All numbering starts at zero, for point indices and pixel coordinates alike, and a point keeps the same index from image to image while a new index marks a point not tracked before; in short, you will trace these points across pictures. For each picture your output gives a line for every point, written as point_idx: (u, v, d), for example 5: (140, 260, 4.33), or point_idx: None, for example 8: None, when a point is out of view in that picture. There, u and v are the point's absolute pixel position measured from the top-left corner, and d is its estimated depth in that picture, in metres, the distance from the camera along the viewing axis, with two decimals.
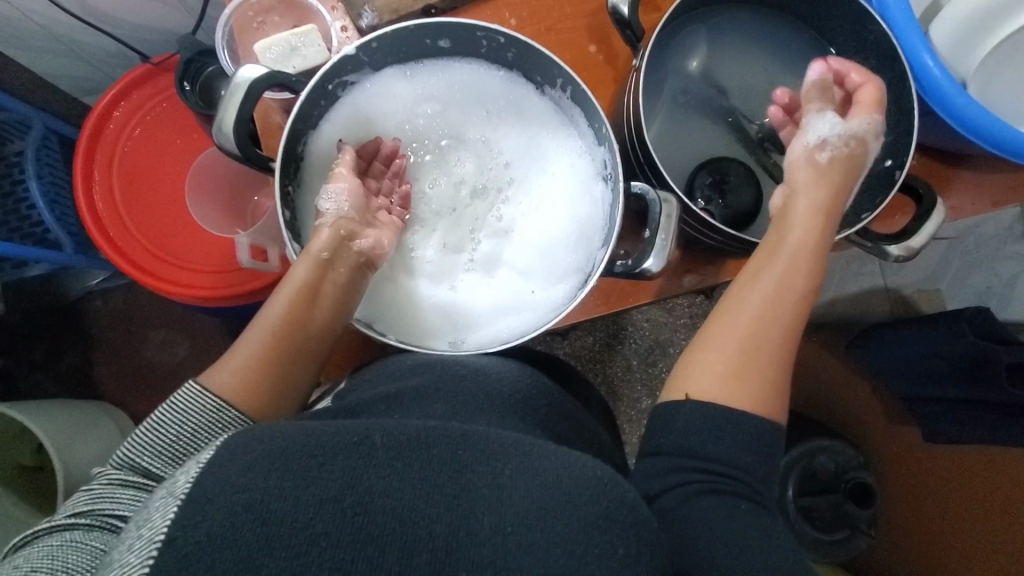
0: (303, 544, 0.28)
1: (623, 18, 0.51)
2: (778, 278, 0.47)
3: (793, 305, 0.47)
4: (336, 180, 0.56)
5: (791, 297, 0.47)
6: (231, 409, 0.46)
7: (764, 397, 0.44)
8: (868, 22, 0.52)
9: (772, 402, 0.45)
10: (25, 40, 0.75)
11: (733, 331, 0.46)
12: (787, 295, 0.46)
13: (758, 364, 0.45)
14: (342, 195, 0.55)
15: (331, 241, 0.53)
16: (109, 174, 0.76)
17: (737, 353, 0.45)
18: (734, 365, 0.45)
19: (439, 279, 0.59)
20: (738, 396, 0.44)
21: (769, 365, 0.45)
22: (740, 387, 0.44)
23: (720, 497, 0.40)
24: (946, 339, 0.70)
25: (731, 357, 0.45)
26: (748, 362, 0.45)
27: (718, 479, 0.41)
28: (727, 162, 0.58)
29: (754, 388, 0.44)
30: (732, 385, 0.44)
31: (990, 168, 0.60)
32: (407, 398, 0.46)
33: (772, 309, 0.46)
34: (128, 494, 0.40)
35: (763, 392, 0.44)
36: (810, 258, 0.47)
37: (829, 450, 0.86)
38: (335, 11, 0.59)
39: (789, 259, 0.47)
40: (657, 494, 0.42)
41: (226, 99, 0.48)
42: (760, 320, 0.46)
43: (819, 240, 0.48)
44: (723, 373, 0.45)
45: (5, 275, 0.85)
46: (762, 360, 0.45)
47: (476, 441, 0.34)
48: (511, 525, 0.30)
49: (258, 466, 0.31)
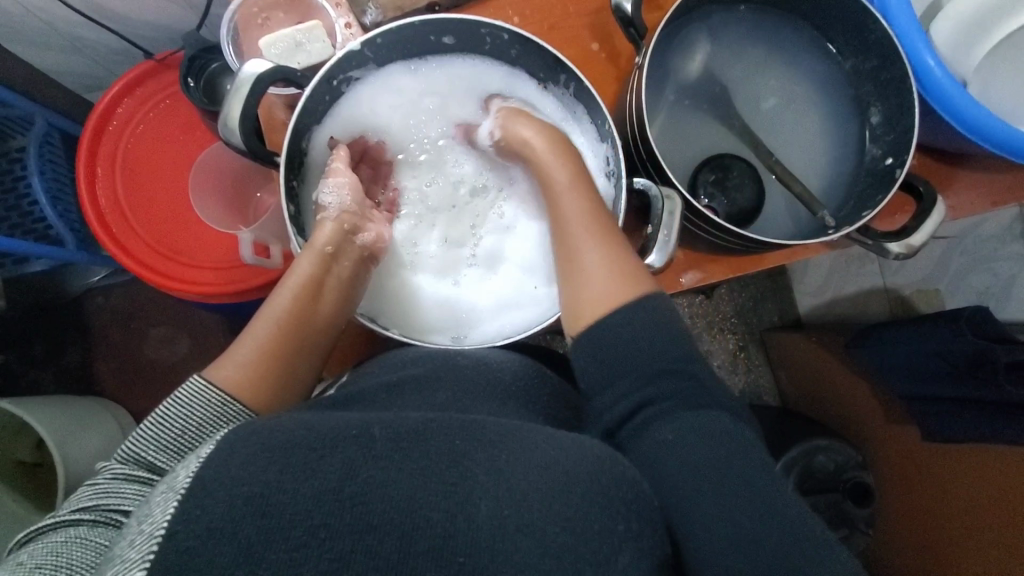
0: (302, 536, 0.29)
1: (626, 16, 0.51)
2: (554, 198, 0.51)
3: (584, 197, 0.50)
4: (335, 173, 0.55)
5: (578, 191, 0.50)
6: (235, 403, 0.46)
7: (622, 278, 0.46)
8: (870, 22, 0.52)
9: (629, 274, 0.46)
10: (28, 36, 0.75)
11: (565, 259, 0.49)
12: (571, 192, 0.50)
13: (598, 266, 0.47)
14: (344, 190, 0.55)
15: (335, 235, 0.53)
16: (112, 171, 0.77)
17: (574, 273, 0.48)
18: (592, 285, 0.46)
19: (444, 274, 0.60)
20: (598, 302, 0.46)
21: (615, 253, 0.47)
22: (599, 292, 0.46)
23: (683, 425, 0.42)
24: (947, 336, 0.71)
25: (585, 285, 0.47)
26: (586, 270, 0.47)
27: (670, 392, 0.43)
28: (729, 159, 0.59)
29: (607, 281, 0.46)
30: (590, 295, 0.46)
31: (990, 167, 0.60)
32: (409, 387, 0.47)
33: (570, 214, 0.49)
34: (132, 489, 0.40)
35: (620, 273, 0.46)
36: (552, 157, 0.52)
37: (827, 450, 0.87)
38: (338, 7, 0.60)
39: (544, 169, 0.52)
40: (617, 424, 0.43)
41: (232, 94, 0.48)
42: (577, 228, 0.48)
43: (555, 142, 0.53)
44: (590, 297, 0.46)
45: (6, 272, 0.85)
46: (597, 256, 0.47)
47: (474, 429, 0.34)
48: (508, 508, 0.31)
49: (255, 460, 0.31)
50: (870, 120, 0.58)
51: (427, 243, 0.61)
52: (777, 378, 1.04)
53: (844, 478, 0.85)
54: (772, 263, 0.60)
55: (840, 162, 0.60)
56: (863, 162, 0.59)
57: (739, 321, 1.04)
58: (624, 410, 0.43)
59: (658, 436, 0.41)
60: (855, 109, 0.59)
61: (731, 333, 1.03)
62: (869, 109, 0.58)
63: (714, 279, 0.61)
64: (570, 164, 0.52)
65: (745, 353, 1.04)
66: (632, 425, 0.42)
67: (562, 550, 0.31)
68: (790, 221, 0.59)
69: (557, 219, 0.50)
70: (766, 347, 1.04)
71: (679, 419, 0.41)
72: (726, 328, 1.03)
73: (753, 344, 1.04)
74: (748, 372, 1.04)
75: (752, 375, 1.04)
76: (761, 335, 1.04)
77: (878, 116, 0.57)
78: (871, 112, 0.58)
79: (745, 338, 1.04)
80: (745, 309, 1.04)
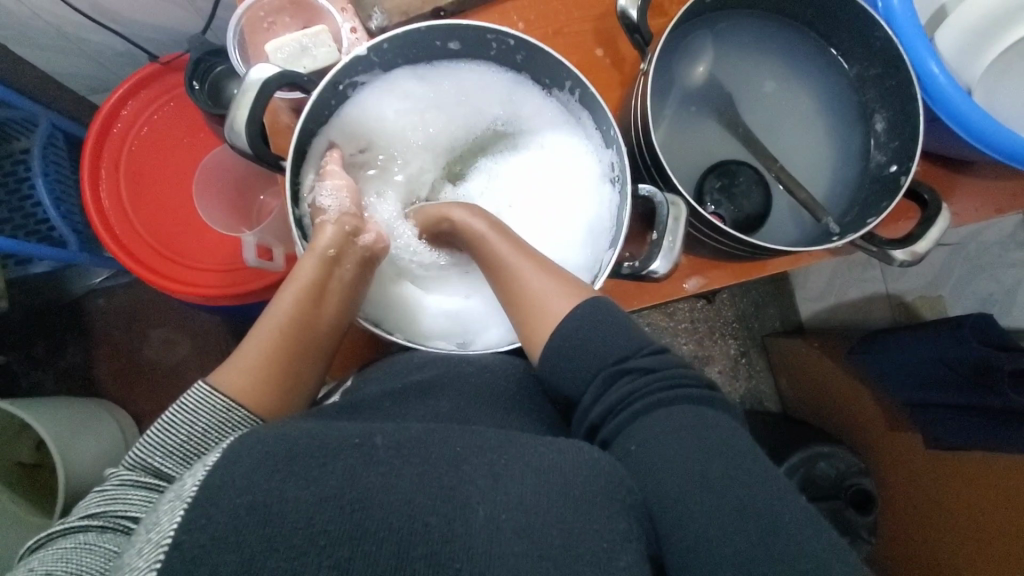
0: (302, 544, 0.28)
1: (631, 22, 0.51)
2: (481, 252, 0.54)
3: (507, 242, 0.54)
4: (331, 176, 0.56)
5: (503, 235, 0.54)
6: (240, 408, 0.46)
7: (560, 293, 0.49)
8: (875, 29, 0.52)
9: (566, 288, 0.50)
10: (34, 38, 0.76)
11: (507, 295, 0.52)
12: (492, 235, 0.54)
13: (539, 292, 0.49)
14: (341, 193, 0.56)
15: (337, 237, 0.54)
16: (116, 173, 0.77)
17: (517, 304, 0.50)
18: (542, 311, 0.49)
19: (458, 282, 0.61)
20: (546, 322, 0.48)
21: (551, 276, 0.50)
22: (546, 313, 0.48)
23: (650, 409, 0.42)
24: (950, 342, 0.71)
25: (536, 317, 0.49)
26: (529, 299, 0.50)
27: (639, 380, 0.44)
28: (734, 165, 0.59)
29: (552, 298, 0.49)
30: (537, 319, 0.49)
31: (994, 174, 0.60)
32: (412, 393, 0.47)
33: (499, 258, 0.53)
34: (139, 495, 0.40)
35: (560, 289, 0.49)
36: (460, 212, 0.56)
37: (829, 457, 0.88)
38: (345, 12, 0.60)
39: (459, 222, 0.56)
40: (597, 423, 0.45)
41: (238, 98, 0.48)
42: (512, 266, 0.52)
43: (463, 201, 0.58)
44: (542, 325, 0.48)
45: (11, 273, 0.85)
46: (538, 282, 0.50)
47: (474, 436, 0.35)
48: (505, 511, 0.31)
49: (259, 468, 0.31)
50: (875, 126, 0.58)
51: (421, 250, 0.61)
52: (778, 384, 1.04)
53: (845, 485, 0.85)
54: (774, 268, 0.60)
55: (844, 168, 0.61)
56: (867, 169, 0.59)
57: (741, 326, 1.03)
58: (597, 411, 0.45)
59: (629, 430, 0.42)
60: (860, 115, 0.59)
61: (733, 338, 1.03)
62: (874, 116, 0.58)
63: (719, 284, 0.61)
64: (480, 214, 0.56)
65: (746, 358, 1.04)
66: (608, 424, 0.44)
67: (561, 550, 0.30)
68: (794, 227, 0.59)
69: (486, 262, 0.54)
70: (768, 353, 1.04)
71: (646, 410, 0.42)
72: (727, 333, 1.03)
73: (755, 350, 1.04)
74: (749, 377, 1.04)
75: (754, 380, 1.04)
76: (761, 340, 1.04)
77: (883, 122, 0.57)
78: (875, 118, 0.58)
79: (746, 343, 1.04)
80: (747, 314, 1.04)
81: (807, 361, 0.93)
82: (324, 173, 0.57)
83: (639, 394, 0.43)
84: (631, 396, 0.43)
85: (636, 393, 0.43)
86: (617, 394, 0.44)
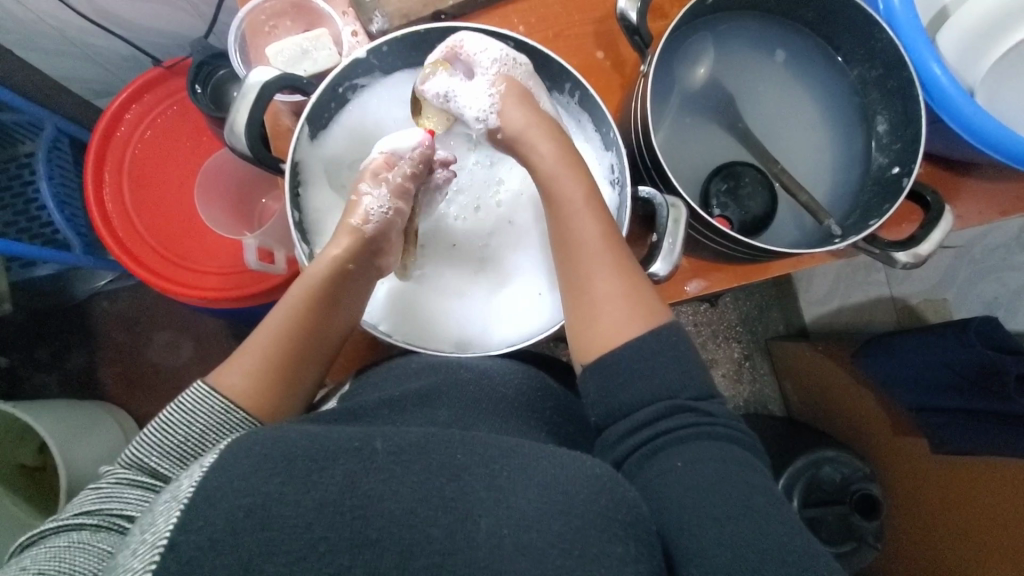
0: (302, 549, 0.28)
1: (631, 24, 0.51)
2: (568, 222, 0.50)
3: (596, 219, 0.50)
4: (392, 193, 0.56)
5: (595, 213, 0.50)
6: (239, 411, 0.46)
7: (632, 308, 0.47)
8: (876, 31, 0.52)
9: (643, 307, 0.47)
10: (39, 43, 0.76)
11: (574, 278, 0.50)
12: (582, 211, 0.50)
13: (607, 296, 0.47)
14: (388, 204, 0.55)
15: (355, 250, 0.53)
16: (119, 176, 0.77)
17: (584, 296, 0.48)
18: (612, 312, 0.47)
19: (452, 285, 0.60)
20: (612, 329, 0.46)
21: (630, 286, 0.47)
22: (613, 321, 0.46)
23: (704, 443, 0.41)
24: (955, 345, 0.71)
25: (608, 318, 0.47)
26: (598, 296, 0.48)
27: (697, 415, 0.42)
28: (740, 166, 0.59)
29: (625, 309, 0.47)
30: (604, 321, 0.47)
31: (999, 176, 0.60)
32: (411, 398, 0.46)
33: (581, 236, 0.50)
34: (136, 494, 0.41)
35: (636, 304, 0.47)
36: (567, 173, 0.52)
37: (833, 461, 0.87)
38: (346, 16, 0.61)
39: (556, 186, 0.52)
40: (630, 453, 0.42)
41: (238, 102, 0.48)
42: (589, 253, 0.49)
43: (569, 156, 0.52)
44: (608, 330, 0.46)
45: (14, 276, 0.85)
46: (606, 285, 0.48)
47: (474, 443, 0.34)
48: (507, 525, 0.31)
49: (257, 470, 0.30)
50: (877, 127, 0.58)
51: (431, 241, 0.62)
52: (781, 387, 1.03)
53: (850, 490, 0.84)
54: (777, 271, 0.60)
55: (846, 170, 0.60)
56: (869, 170, 0.58)
57: (744, 330, 1.03)
58: (636, 439, 0.42)
59: (669, 460, 0.41)
60: (861, 117, 0.59)
61: (735, 341, 1.02)
62: (875, 117, 0.58)
63: (721, 288, 0.60)
64: (584, 181, 0.52)
65: (750, 362, 1.03)
66: (645, 451, 0.41)
67: (562, 571, 0.30)
68: (796, 230, 0.59)
69: (566, 237, 0.51)
70: (771, 357, 1.03)
71: (699, 446, 0.41)
72: (731, 336, 1.02)
73: (758, 354, 1.04)
74: (752, 381, 1.03)
75: (757, 384, 1.03)
76: (764, 344, 1.03)
77: (885, 124, 0.57)
78: (877, 119, 0.58)
79: (749, 346, 1.03)
80: (750, 317, 1.03)
81: (812, 364, 0.92)
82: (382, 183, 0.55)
83: (693, 426, 0.42)
84: (686, 427, 0.42)
85: (690, 424, 0.42)
86: (670, 426, 0.42)
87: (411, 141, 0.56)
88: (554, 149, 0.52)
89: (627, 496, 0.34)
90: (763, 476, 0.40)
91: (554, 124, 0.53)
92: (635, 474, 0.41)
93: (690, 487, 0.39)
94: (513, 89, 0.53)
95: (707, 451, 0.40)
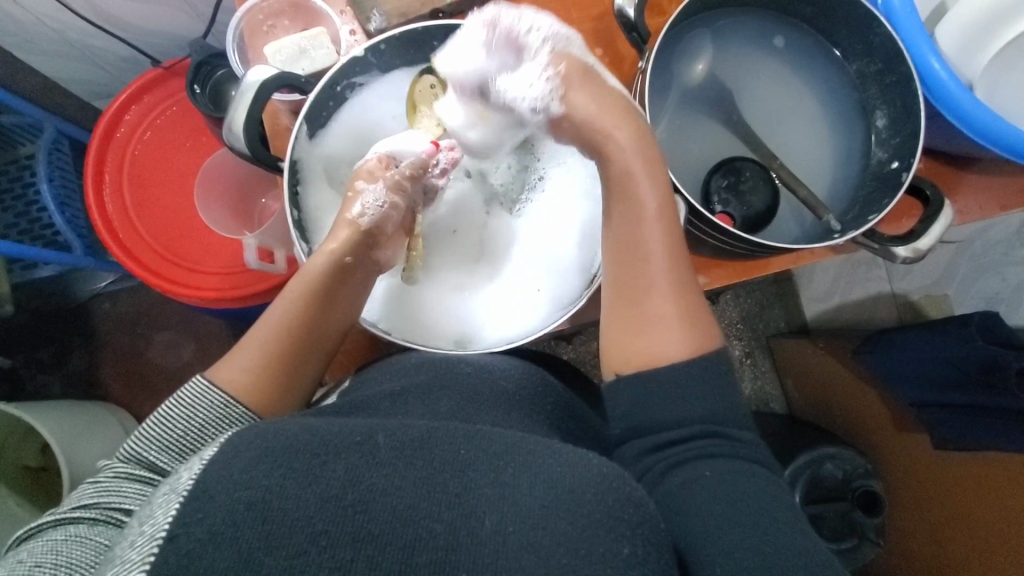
0: (303, 543, 0.28)
1: (629, 21, 0.51)
2: (630, 228, 0.49)
3: (669, 232, 0.48)
4: (388, 192, 0.56)
5: (664, 224, 0.48)
6: (238, 405, 0.46)
7: (684, 331, 0.46)
8: (875, 26, 0.52)
9: (695, 333, 0.46)
10: (38, 44, 0.76)
11: (629, 287, 0.48)
12: (655, 222, 0.48)
13: (660, 314, 0.47)
14: (385, 197, 0.56)
15: (353, 243, 0.53)
16: (118, 177, 0.77)
17: (636, 309, 0.47)
18: (661, 332, 0.46)
19: (453, 282, 0.60)
20: (656, 349, 0.46)
21: (685, 310, 0.47)
22: (661, 340, 0.46)
23: (723, 461, 0.41)
24: (956, 342, 0.71)
25: (656, 336, 0.46)
26: (648, 312, 0.47)
27: (716, 435, 0.42)
28: (739, 161, 0.58)
29: (677, 330, 0.46)
30: (650, 337, 0.46)
31: (1000, 171, 0.60)
32: (411, 394, 0.46)
33: (648, 244, 0.48)
34: (134, 488, 0.40)
35: (692, 322, 0.46)
36: (643, 175, 0.49)
37: (837, 458, 0.86)
38: (344, 15, 0.61)
39: (634, 187, 0.49)
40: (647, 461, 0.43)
41: (237, 101, 0.48)
42: (650, 268, 0.47)
43: (651, 158, 0.49)
44: (654, 348, 0.46)
45: (16, 278, 0.86)
46: (658, 303, 0.47)
47: (476, 438, 0.34)
48: (512, 521, 0.30)
49: (257, 464, 0.30)
50: (876, 122, 0.58)
51: (438, 232, 0.62)
52: (782, 385, 1.03)
53: (852, 487, 0.84)
54: (777, 267, 0.60)
55: (846, 165, 0.60)
56: (869, 165, 0.58)
57: (745, 327, 1.02)
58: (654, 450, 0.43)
59: (684, 473, 0.41)
60: (861, 111, 0.59)
61: (736, 338, 1.02)
62: (875, 112, 0.57)
63: (719, 284, 0.60)
64: (662, 187, 0.49)
65: (751, 359, 1.03)
66: (663, 463, 0.42)
67: (567, 569, 0.30)
68: (795, 226, 0.59)
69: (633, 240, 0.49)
70: (772, 354, 1.03)
71: (719, 463, 0.41)
72: (732, 333, 1.02)
73: (760, 351, 1.03)
74: (753, 378, 1.03)
75: (758, 381, 1.03)
76: (765, 342, 1.03)
77: (885, 118, 0.57)
78: (876, 114, 0.57)
79: (751, 343, 1.03)
80: (752, 315, 1.03)
81: (814, 362, 0.92)
82: (378, 182, 0.56)
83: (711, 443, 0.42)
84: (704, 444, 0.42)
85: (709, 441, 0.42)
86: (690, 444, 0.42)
87: (412, 147, 0.57)
88: (634, 144, 0.49)
89: (630, 491, 0.34)
90: (765, 479, 0.40)
91: (627, 108, 0.51)
92: (651, 483, 0.42)
93: (708, 496, 0.40)
94: (574, 72, 0.51)
95: (724, 468, 0.41)
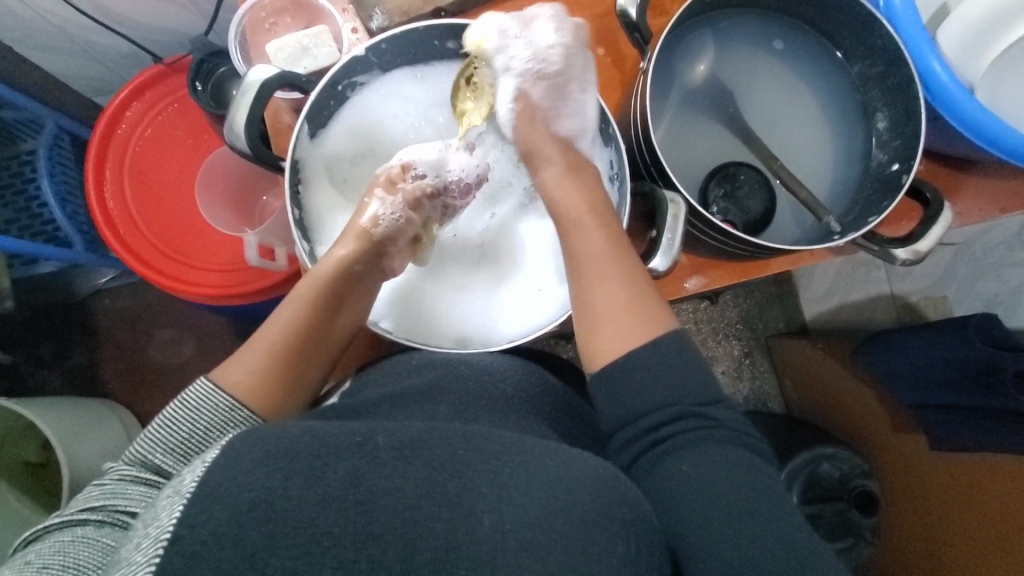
0: (306, 544, 0.29)
1: (631, 21, 0.51)
2: (579, 235, 0.51)
3: (601, 231, 0.50)
4: (399, 202, 0.56)
5: (597, 224, 0.50)
6: (243, 408, 0.46)
7: (636, 317, 0.46)
8: (876, 27, 0.52)
9: (651, 316, 0.46)
10: (39, 40, 0.76)
11: (577, 291, 0.49)
12: (586, 224, 0.51)
13: (611, 306, 0.47)
14: (401, 211, 0.56)
15: (362, 250, 0.54)
16: (119, 174, 0.77)
17: (588, 309, 0.48)
18: (619, 320, 0.46)
19: (456, 284, 0.61)
20: (614, 339, 0.46)
21: (634, 298, 0.47)
22: (620, 331, 0.46)
23: (720, 451, 0.41)
24: (955, 343, 0.71)
25: (616, 327, 0.46)
26: (602, 307, 0.47)
27: (702, 420, 0.42)
28: (734, 168, 0.59)
29: (629, 317, 0.46)
30: (609, 329, 0.46)
31: (999, 174, 0.60)
32: (412, 397, 0.46)
33: (586, 247, 0.50)
34: (138, 491, 0.41)
35: (640, 317, 0.46)
36: (568, 187, 0.53)
37: (832, 458, 0.88)
38: (346, 13, 0.60)
39: (562, 203, 0.52)
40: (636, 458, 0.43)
41: (237, 99, 0.48)
42: (589, 263, 0.49)
43: (585, 172, 0.54)
44: (614, 335, 0.46)
45: (16, 273, 0.86)
46: (611, 295, 0.47)
47: (476, 439, 0.34)
48: (510, 523, 0.31)
49: (259, 467, 0.30)
50: (876, 124, 0.58)
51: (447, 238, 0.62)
52: (782, 386, 1.03)
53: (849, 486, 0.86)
54: (777, 267, 0.60)
55: (846, 166, 0.60)
56: (868, 168, 0.58)
57: (744, 326, 1.03)
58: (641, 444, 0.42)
59: (673, 466, 0.41)
60: (861, 113, 0.59)
61: (735, 338, 1.02)
62: (875, 114, 0.57)
63: (721, 285, 0.60)
64: (591, 195, 0.52)
65: (749, 359, 1.03)
66: (652, 455, 0.42)
67: (564, 568, 0.30)
68: (795, 226, 0.59)
69: (570, 252, 0.51)
70: (771, 354, 1.03)
71: (703, 450, 0.41)
72: (730, 334, 1.02)
73: (758, 351, 1.03)
74: (751, 378, 1.03)
75: (756, 382, 1.03)
76: (763, 341, 1.03)
77: (885, 121, 0.57)
78: (877, 116, 0.57)
79: (749, 343, 1.03)
80: (751, 314, 1.03)
81: (811, 361, 0.92)
82: (388, 192, 0.56)
83: (698, 429, 0.42)
84: (691, 430, 0.41)
85: (695, 426, 0.42)
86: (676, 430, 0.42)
87: (429, 156, 0.58)
88: (559, 169, 0.53)
89: (629, 495, 0.34)
90: (763, 478, 0.40)
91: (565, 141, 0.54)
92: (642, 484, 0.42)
93: (702, 493, 0.39)
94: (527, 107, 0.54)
95: (714, 457, 0.40)
